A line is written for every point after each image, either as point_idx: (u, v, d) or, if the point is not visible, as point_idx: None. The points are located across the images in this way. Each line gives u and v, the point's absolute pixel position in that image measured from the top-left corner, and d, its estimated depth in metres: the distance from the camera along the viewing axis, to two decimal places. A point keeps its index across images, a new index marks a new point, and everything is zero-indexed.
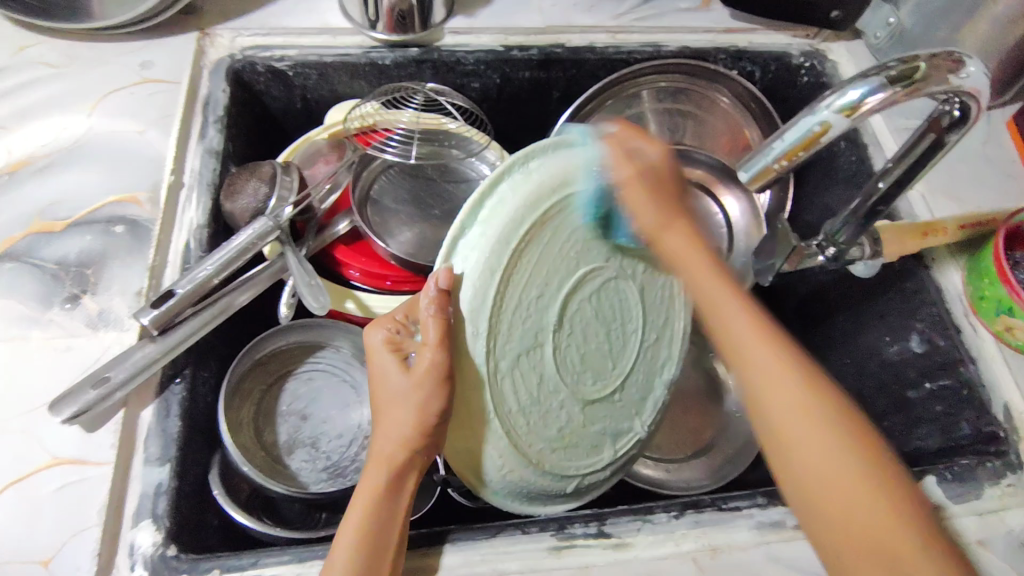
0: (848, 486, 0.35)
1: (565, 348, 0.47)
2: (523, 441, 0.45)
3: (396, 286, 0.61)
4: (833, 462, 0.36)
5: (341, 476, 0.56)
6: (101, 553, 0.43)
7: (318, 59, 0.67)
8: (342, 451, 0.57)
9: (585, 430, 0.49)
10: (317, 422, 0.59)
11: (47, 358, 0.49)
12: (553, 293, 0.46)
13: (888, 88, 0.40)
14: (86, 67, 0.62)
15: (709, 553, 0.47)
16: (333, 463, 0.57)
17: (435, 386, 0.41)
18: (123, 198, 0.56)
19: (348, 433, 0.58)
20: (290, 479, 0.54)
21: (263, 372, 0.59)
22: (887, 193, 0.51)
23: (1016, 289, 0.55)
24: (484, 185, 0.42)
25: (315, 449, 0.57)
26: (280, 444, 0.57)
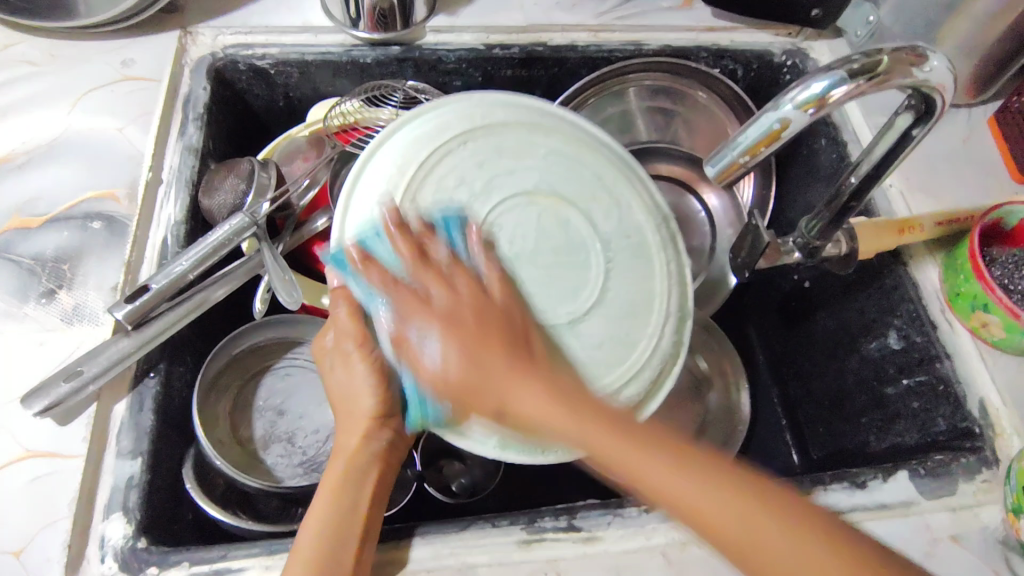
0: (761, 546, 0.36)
1: (505, 279, 0.42)
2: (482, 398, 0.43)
3: None
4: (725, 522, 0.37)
5: (315, 471, 0.56)
6: (72, 545, 0.43)
7: (300, 57, 0.67)
8: (317, 446, 0.58)
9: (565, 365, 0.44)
10: (293, 417, 0.59)
11: (22, 352, 0.49)
12: (455, 239, 0.42)
13: (851, 80, 0.40)
14: (69, 65, 0.63)
15: (679, 547, 0.47)
16: (309, 458, 0.57)
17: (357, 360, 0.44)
18: (102, 194, 0.57)
19: (324, 428, 0.59)
20: (265, 474, 0.55)
21: (239, 368, 0.59)
22: (859, 188, 0.52)
23: (990, 285, 0.55)
24: (337, 216, 0.44)
25: (292, 443, 0.58)
26: (255, 439, 0.57)
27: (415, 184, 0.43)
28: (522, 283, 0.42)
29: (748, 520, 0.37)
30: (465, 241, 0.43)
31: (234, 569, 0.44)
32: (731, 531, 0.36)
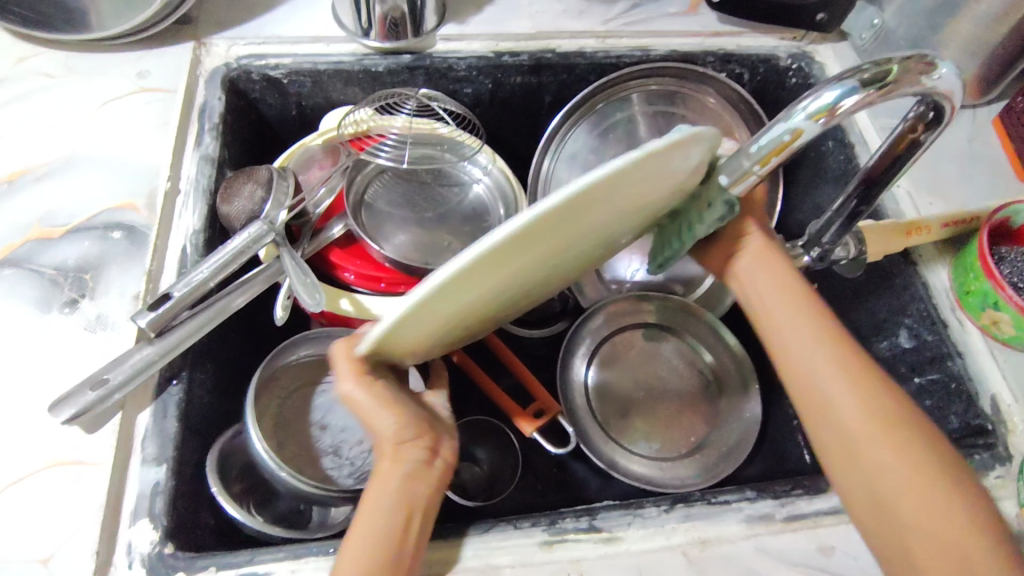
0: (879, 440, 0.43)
1: (504, 309, 0.48)
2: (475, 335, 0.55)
3: (391, 288, 0.61)
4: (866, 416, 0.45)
5: (368, 476, 0.57)
6: (100, 551, 0.44)
7: (312, 67, 0.68)
8: (363, 454, 0.59)
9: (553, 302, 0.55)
10: (336, 430, 0.61)
11: (46, 361, 0.50)
12: (486, 310, 0.44)
13: (862, 89, 0.41)
14: (85, 78, 0.64)
15: (699, 546, 0.48)
16: (359, 467, 0.58)
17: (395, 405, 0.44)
18: (120, 204, 0.57)
19: (366, 437, 0.60)
20: (323, 482, 0.56)
21: (277, 387, 0.59)
22: (866, 195, 0.53)
23: (999, 283, 0.56)
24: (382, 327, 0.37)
25: (339, 456, 0.59)
26: (309, 454, 0.58)
27: (477, 300, 0.39)
28: (514, 304, 0.48)
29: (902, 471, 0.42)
30: (489, 309, 0.44)
31: (261, 573, 0.45)
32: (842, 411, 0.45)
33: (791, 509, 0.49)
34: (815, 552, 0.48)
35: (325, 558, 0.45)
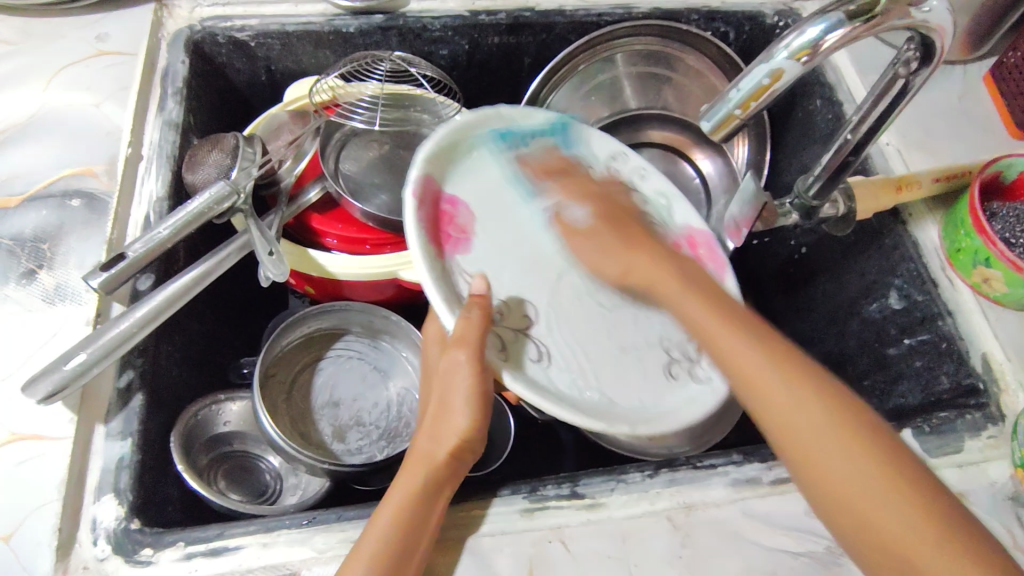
0: (876, 509, 0.36)
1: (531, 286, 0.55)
2: (506, 192, 0.58)
3: (376, 249, 0.60)
4: (861, 480, 0.36)
5: (398, 436, 0.58)
6: (63, 528, 0.42)
7: (280, 28, 0.65)
8: (386, 416, 0.59)
9: (626, 202, 0.62)
10: (349, 403, 0.59)
11: (4, 334, 0.48)
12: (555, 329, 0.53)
13: (849, 23, 0.39)
14: (42, 42, 0.61)
15: (684, 511, 0.46)
16: (385, 427, 0.58)
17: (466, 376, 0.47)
18: (80, 171, 0.55)
19: (382, 402, 0.60)
20: (353, 457, 0.55)
21: (276, 384, 0.57)
22: (856, 143, 0.51)
23: (992, 238, 0.54)
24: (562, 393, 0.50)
25: (362, 424, 0.58)
26: (328, 435, 0.57)
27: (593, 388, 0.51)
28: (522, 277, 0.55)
29: (863, 489, 0.36)
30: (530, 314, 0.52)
31: (231, 547, 0.43)
32: (803, 434, 0.38)
33: (778, 472, 0.48)
34: (803, 515, 0.47)
35: (298, 531, 0.44)
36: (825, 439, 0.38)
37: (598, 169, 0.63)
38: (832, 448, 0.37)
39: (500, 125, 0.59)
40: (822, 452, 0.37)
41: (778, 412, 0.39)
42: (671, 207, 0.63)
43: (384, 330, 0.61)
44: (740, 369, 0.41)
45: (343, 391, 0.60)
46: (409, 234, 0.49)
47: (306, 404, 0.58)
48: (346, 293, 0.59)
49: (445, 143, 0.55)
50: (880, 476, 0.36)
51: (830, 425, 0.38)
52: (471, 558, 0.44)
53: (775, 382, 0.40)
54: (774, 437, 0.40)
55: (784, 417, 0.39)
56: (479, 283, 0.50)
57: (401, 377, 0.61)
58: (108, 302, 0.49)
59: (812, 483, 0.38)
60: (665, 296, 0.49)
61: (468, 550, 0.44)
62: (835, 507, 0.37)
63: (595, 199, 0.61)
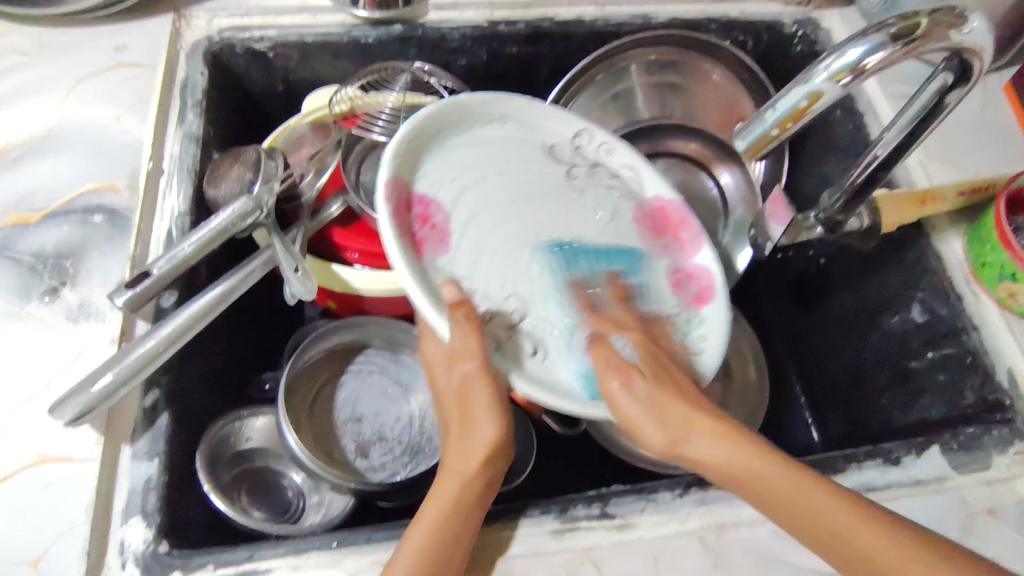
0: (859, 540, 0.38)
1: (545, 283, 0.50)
2: (479, 170, 0.53)
3: None
4: (837, 527, 0.38)
5: (421, 452, 0.57)
6: (91, 551, 0.42)
7: (299, 39, 0.64)
8: (408, 431, 0.59)
9: (597, 182, 0.57)
10: (372, 418, 0.59)
11: (28, 353, 0.47)
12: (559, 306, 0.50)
13: (889, 45, 0.38)
14: (59, 54, 0.60)
15: (715, 531, 0.46)
16: (408, 443, 0.58)
17: (482, 388, 0.45)
18: (100, 186, 0.54)
19: (404, 417, 0.59)
20: (376, 474, 0.55)
21: (297, 399, 0.57)
22: (886, 159, 0.51)
23: (1018, 254, 0.54)
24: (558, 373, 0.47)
25: (385, 439, 0.58)
26: (351, 451, 0.56)
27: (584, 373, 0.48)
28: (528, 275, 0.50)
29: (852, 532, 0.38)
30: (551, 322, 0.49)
31: (261, 569, 0.43)
32: (782, 483, 0.40)
33: None
34: None
35: (327, 553, 0.44)
36: (803, 488, 0.39)
37: (566, 152, 0.57)
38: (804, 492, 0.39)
39: (470, 107, 0.53)
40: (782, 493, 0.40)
41: (755, 475, 0.41)
42: (640, 179, 0.58)
43: (406, 344, 0.61)
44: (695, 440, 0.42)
45: (365, 406, 0.59)
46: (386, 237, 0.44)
47: (329, 419, 0.58)
48: (366, 307, 0.59)
49: (415, 124, 0.50)
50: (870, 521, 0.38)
51: (778, 470, 0.40)
52: None
53: (703, 434, 0.42)
54: (708, 473, 0.43)
55: (701, 450, 0.42)
56: (451, 290, 0.45)
57: (423, 390, 0.61)
58: (132, 319, 0.49)
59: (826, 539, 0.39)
60: (637, 351, 0.46)
61: (500, 572, 0.44)
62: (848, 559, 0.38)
63: (573, 181, 0.56)
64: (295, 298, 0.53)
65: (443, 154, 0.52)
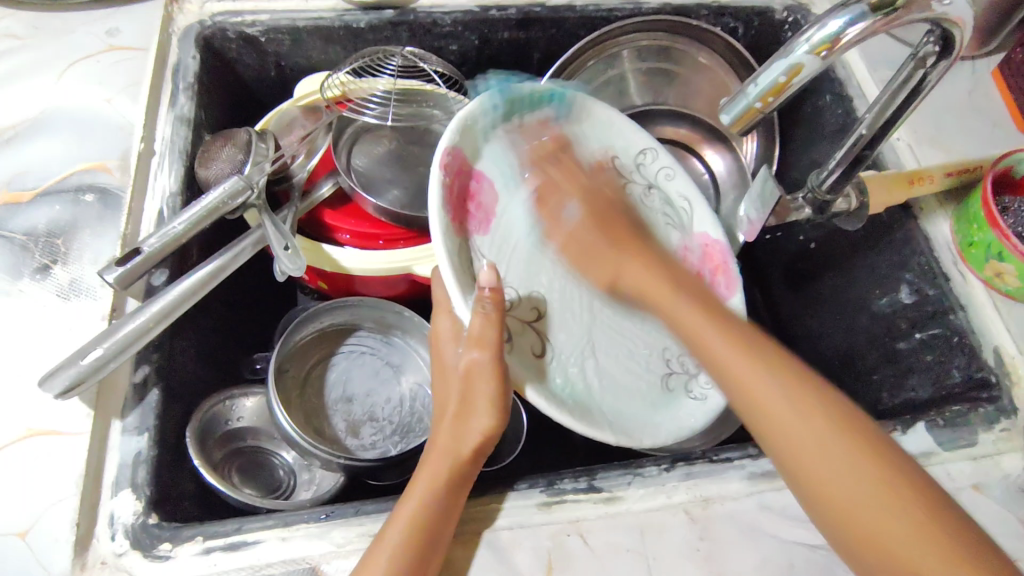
0: (872, 501, 0.36)
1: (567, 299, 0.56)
2: (562, 177, 0.57)
3: (390, 244, 0.60)
4: (827, 445, 0.39)
5: (411, 432, 0.57)
6: (81, 523, 0.42)
7: (291, 23, 0.65)
8: (399, 412, 0.59)
9: (651, 204, 0.62)
10: (363, 398, 0.59)
11: (19, 330, 0.48)
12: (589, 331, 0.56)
13: (871, 15, 0.38)
14: (51, 37, 0.60)
15: (701, 504, 0.46)
16: (398, 423, 0.58)
17: (488, 381, 0.45)
18: (92, 166, 0.55)
19: (395, 398, 0.60)
20: (366, 452, 0.55)
21: (289, 380, 0.57)
22: (872, 139, 0.51)
23: (1004, 233, 0.54)
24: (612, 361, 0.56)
25: (376, 419, 0.58)
26: (342, 431, 0.57)
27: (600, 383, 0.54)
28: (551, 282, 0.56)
29: (836, 475, 0.38)
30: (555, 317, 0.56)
31: (249, 541, 0.43)
32: (790, 422, 0.40)
33: None
34: None
35: (316, 524, 0.44)
36: (798, 417, 0.40)
37: (629, 164, 0.63)
38: (792, 421, 0.40)
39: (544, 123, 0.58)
40: (760, 385, 0.42)
41: (763, 409, 0.41)
42: (692, 211, 0.63)
43: (397, 326, 0.61)
44: (703, 340, 0.47)
45: (356, 386, 0.60)
46: (432, 217, 0.47)
47: (320, 400, 0.58)
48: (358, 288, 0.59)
49: (478, 137, 0.53)
50: (875, 478, 0.37)
51: (803, 398, 0.40)
52: (491, 550, 0.44)
53: (720, 341, 0.45)
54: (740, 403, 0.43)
55: (726, 363, 0.44)
56: (490, 274, 0.47)
57: (414, 372, 0.61)
58: (123, 297, 0.49)
59: (813, 491, 0.39)
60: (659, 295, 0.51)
61: (487, 543, 0.44)
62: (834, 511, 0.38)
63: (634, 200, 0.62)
64: (286, 275, 0.54)
65: (505, 159, 0.55)
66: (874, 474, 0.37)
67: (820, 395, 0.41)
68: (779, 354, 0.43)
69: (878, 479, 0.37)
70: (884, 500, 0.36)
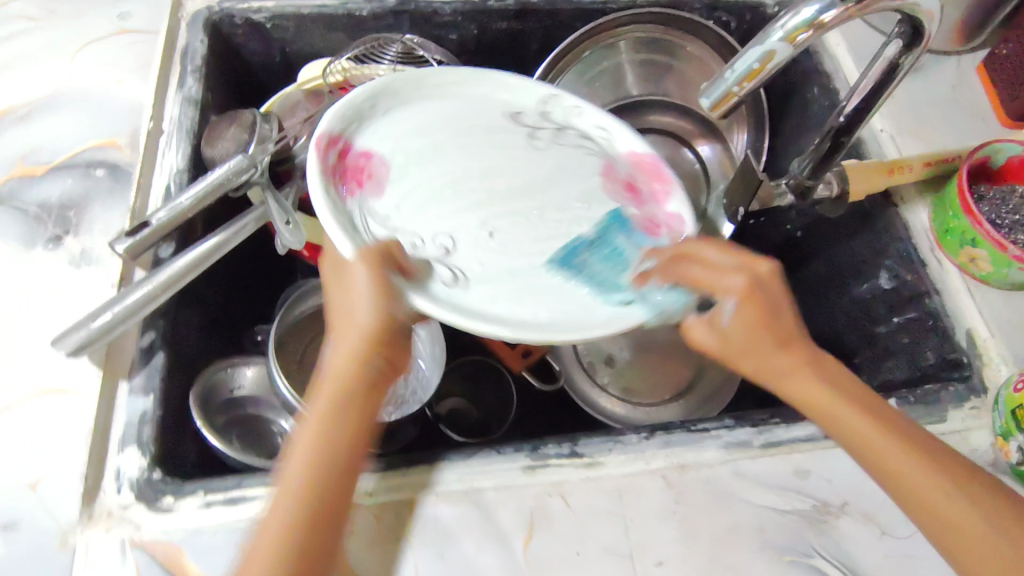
0: (973, 516, 0.37)
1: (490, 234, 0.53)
2: (449, 126, 0.57)
3: None
4: (917, 470, 0.39)
5: (404, 403, 0.60)
6: (89, 475, 0.45)
7: (296, 11, 0.67)
8: (394, 384, 0.61)
9: (562, 142, 0.59)
10: None
11: (31, 295, 0.50)
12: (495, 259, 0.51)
13: (842, 2, 0.40)
14: (65, 20, 0.63)
15: (678, 470, 0.49)
16: (393, 395, 0.61)
17: (372, 314, 0.42)
18: (103, 143, 0.57)
19: None
20: None
21: (289, 352, 0.60)
22: (847, 125, 0.53)
23: (978, 220, 0.56)
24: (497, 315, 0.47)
25: None
26: None
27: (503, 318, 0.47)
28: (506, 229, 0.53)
29: (937, 487, 0.38)
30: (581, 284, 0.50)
31: (248, 496, 0.45)
32: (881, 445, 0.40)
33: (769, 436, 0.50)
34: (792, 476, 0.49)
35: None
36: (893, 447, 0.40)
37: (532, 117, 0.59)
38: (908, 458, 0.39)
39: (451, 80, 0.58)
40: (842, 410, 0.42)
41: (862, 439, 0.41)
42: (612, 138, 0.59)
43: None
44: (803, 390, 0.43)
45: None
46: (310, 179, 0.46)
47: None
48: None
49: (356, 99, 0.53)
50: (978, 502, 0.38)
51: (889, 436, 0.40)
52: (477, 508, 0.46)
53: (805, 376, 0.43)
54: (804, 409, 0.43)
55: (800, 388, 0.43)
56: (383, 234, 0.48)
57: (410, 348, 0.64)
58: (132, 267, 0.52)
59: (897, 491, 0.39)
60: (747, 326, 0.44)
61: (473, 503, 0.46)
62: (938, 524, 0.38)
63: (535, 142, 0.58)
64: (286, 247, 0.56)
65: (417, 113, 0.56)
66: (964, 496, 0.38)
67: (900, 437, 0.40)
68: (814, 356, 0.44)
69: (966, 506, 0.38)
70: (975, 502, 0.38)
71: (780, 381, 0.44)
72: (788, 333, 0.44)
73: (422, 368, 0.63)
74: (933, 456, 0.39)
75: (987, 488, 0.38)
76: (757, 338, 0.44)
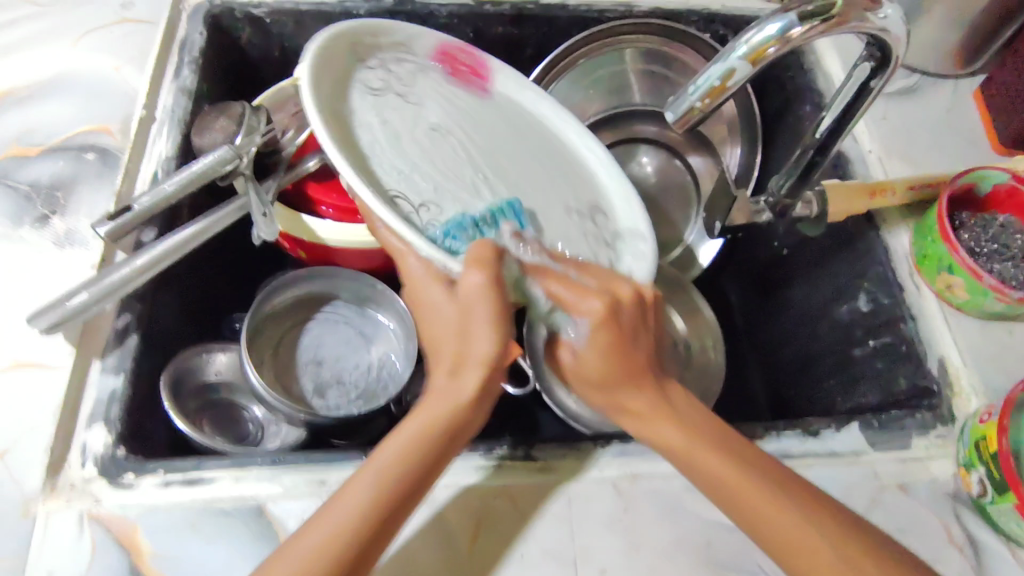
0: (821, 557, 0.39)
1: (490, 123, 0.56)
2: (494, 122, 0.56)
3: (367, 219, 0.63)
4: (781, 515, 0.41)
5: (373, 397, 0.61)
6: (55, 447, 0.47)
7: (294, 7, 0.68)
8: (365, 378, 0.62)
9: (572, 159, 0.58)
10: (332, 362, 0.63)
11: (15, 271, 0.52)
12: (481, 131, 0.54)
13: (802, 23, 0.41)
14: (70, 7, 0.65)
15: (629, 480, 0.49)
16: (364, 388, 0.62)
17: None
18: (96, 128, 0.59)
19: (363, 364, 0.63)
20: (329, 411, 0.59)
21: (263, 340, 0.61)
22: (822, 145, 0.55)
23: (954, 247, 0.56)
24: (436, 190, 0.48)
25: (342, 383, 0.62)
26: (308, 390, 0.60)
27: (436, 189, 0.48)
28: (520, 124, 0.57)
29: (805, 533, 0.40)
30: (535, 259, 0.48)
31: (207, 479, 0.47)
32: (755, 491, 0.41)
33: None
34: None
35: (267, 469, 0.47)
36: (766, 493, 0.41)
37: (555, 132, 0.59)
38: (749, 483, 0.42)
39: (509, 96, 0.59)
40: (702, 452, 0.43)
41: (732, 489, 0.42)
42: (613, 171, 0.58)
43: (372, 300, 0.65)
44: (662, 437, 0.44)
45: (327, 351, 0.64)
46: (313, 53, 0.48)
47: (292, 361, 0.62)
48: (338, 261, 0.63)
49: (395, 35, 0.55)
50: (834, 550, 0.39)
51: (771, 493, 0.41)
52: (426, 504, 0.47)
53: (651, 404, 0.45)
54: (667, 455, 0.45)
55: (657, 434, 0.44)
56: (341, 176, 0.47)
57: (384, 343, 0.65)
58: (113, 249, 0.53)
59: (758, 533, 0.41)
60: (608, 356, 0.44)
61: (423, 499, 0.47)
62: (791, 564, 0.40)
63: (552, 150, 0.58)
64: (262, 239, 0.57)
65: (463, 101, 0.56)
66: (829, 547, 0.39)
67: (773, 486, 0.41)
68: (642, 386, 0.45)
69: (841, 540, 0.40)
70: (834, 551, 0.39)
71: (653, 421, 0.45)
72: (643, 360, 0.45)
73: (394, 363, 0.64)
74: (800, 500, 0.41)
75: (849, 528, 0.40)
76: (613, 359, 0.44)
